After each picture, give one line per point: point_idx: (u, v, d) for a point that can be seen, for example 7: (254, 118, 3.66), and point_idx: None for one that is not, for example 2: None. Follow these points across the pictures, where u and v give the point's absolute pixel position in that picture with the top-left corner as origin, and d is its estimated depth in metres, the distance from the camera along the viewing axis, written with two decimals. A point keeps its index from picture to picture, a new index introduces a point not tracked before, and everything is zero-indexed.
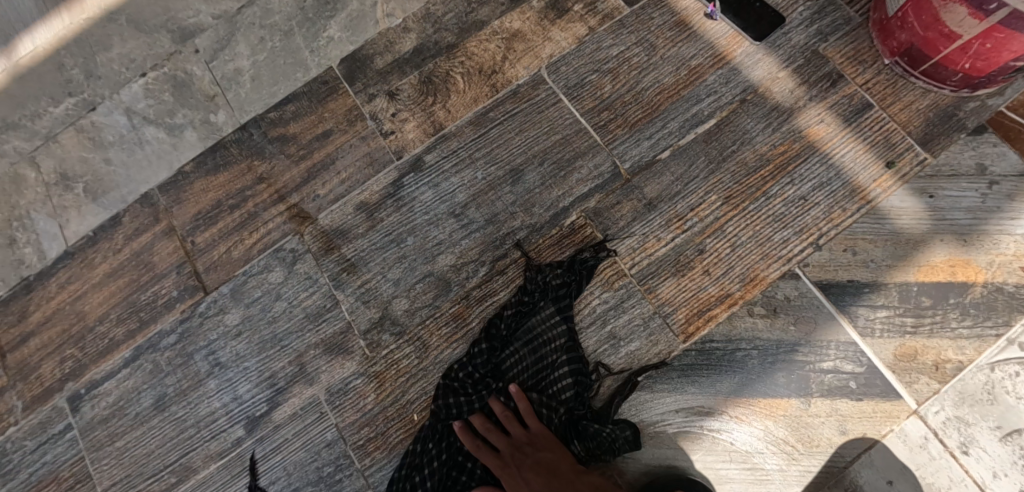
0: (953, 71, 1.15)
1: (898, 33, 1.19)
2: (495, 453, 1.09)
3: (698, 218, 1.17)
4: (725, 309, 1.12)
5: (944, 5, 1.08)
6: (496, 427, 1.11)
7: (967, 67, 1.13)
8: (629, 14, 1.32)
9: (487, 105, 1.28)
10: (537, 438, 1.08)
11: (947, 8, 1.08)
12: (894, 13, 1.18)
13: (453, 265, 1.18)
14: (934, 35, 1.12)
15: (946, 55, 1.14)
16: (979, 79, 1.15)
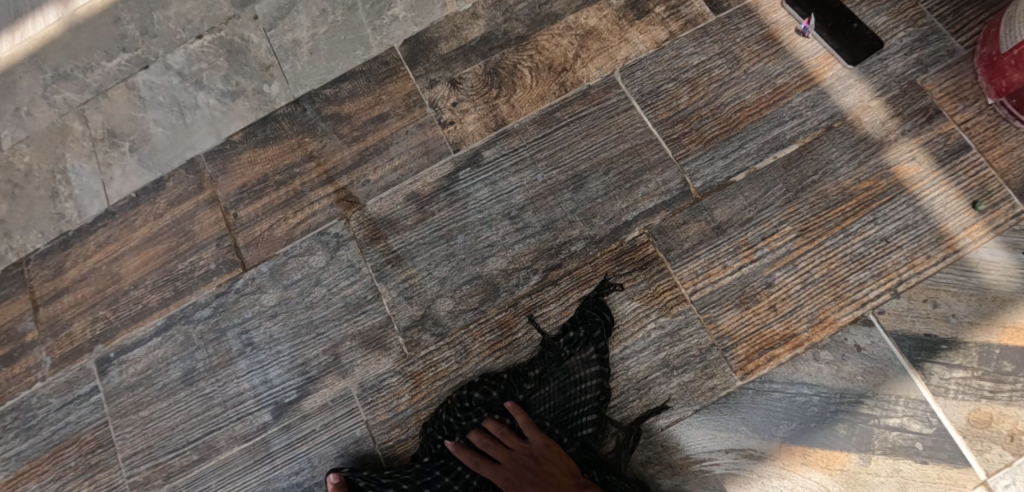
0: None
1: (1010, 73, 1.09)
2: (495, 473, 1.06)
3: (769, 248, 1.10)
4: (789, 350, 1.05)
5: None
6: (501, 439, 1.08)
7: None
8: (714, 22, 1.25)
9: (554, 104, 1.21)
10: (541, 450, 1.05)
11: None
12: (1009, 50, 1.08)
13: (504, 269, 1.12)
14: None
15: None
16: None
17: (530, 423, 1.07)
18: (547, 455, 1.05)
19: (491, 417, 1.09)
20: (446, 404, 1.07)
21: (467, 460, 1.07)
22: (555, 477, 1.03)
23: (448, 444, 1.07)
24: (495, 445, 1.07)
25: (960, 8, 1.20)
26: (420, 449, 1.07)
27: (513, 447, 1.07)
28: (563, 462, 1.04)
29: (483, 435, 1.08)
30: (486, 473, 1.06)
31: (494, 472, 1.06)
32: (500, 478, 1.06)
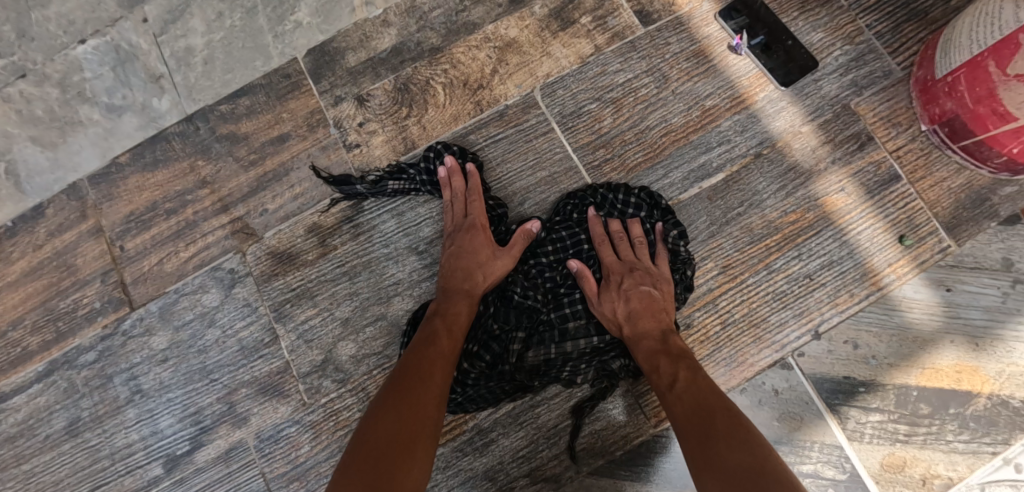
0: (998, 152, 1.02)
1: (943, 100, 1.04)
2: (612, 260, 1.03)
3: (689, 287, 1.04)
4: None
5: (1004, 82, 0.93)
6: (630, 238, 1.05)
7: (1014, 152, 0.99)
8: (642, 35, 1.16)
9: (468, 125, 1.12)
10: (662, 280, 1.01)
11: (1008, 85, 0.93)
12: (943, 77, 1.03)
13: (410, 310, 1.06)
14: (985, 111, 0.98)
15: (994, 135, 0.99)
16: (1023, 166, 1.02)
17: (667, 255, 1.03)
18: (665, 282, 1.01)
19: (642, 221, 1.06)
20: (624, 186, 1.06)
21: (597, 232, 1.05)
22: (658, 303, 0.98)
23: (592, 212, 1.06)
24: (621, 240, 1.05)
25: (899, 26, 1.14)
26: (557, 207, 1.07)
27: (632, 252, 1.04)
28: (669, 300, 0.99)
29: (612, 225, 1.06)
30: (606, 254, 1.04)
31: (608, 258, 1.03)
32: (614, 266, 1.02)
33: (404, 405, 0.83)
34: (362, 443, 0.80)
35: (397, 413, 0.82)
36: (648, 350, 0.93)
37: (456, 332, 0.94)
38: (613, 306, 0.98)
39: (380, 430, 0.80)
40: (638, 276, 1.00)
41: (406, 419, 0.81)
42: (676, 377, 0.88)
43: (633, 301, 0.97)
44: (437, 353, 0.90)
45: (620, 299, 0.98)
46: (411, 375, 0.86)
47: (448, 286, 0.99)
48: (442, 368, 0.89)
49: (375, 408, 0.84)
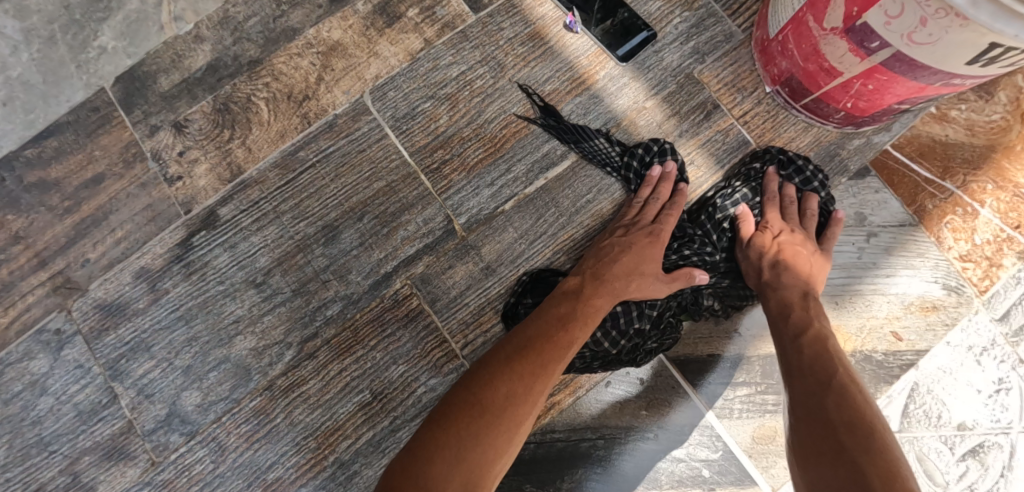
0: (836, 105, 0.99)
1: (778, 60, 1.01)
2: (778, 217, 1.01)
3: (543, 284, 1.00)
4: (571, 393, 0.99)
5: (823, 36, 0.89)
6: (812, 216, 1.02)
7: (848, 106, 0.97)
8: (474, 23, 1.09)
9: (296, 141, 1.05)
10: (804, 241, 0.98)
11: (826, 40, 0.89)
12: (775, 36, 1.00)
13: (254, 348, 0.99)
14: (814, 68, 0.95)
15: (826, 91, 0.97)
16: (862, 118, 1.01)
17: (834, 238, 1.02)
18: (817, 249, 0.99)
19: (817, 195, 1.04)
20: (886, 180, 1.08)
21: (772, 189, 1.03)
22: (812, 269, 0.97)
23: (770, 168, 1.03)
24: (795, 206, 1.03)
25: None
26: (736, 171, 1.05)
27: (801, 223, 1.02)
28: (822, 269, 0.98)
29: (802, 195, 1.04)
30: (773, 213, 1.01)
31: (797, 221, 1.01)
32: (784, 224, 1.00)
33: (517, 386, 0.82)
34: (457, 421, 0.80)
35: (503, 394, 0.82)
36: (809, 308, 0.92)
37: (591, 325, 0.89)
38: (766, 268, 0.96)
39: (483, 406, 0.81)
40: (789, 241, 0.97)
41: (508, 404, 0.81)
42: (813, 348, 0.87)
43: (782, 266, 0.95)
44: (564, 337, 0.87)
45: (772, 263, 0.96)
46: (531, 358, 0.85)
47: (597, 267, 0.94)
48: (557, 362, 0.85)
49: (482, 377, 0.83)
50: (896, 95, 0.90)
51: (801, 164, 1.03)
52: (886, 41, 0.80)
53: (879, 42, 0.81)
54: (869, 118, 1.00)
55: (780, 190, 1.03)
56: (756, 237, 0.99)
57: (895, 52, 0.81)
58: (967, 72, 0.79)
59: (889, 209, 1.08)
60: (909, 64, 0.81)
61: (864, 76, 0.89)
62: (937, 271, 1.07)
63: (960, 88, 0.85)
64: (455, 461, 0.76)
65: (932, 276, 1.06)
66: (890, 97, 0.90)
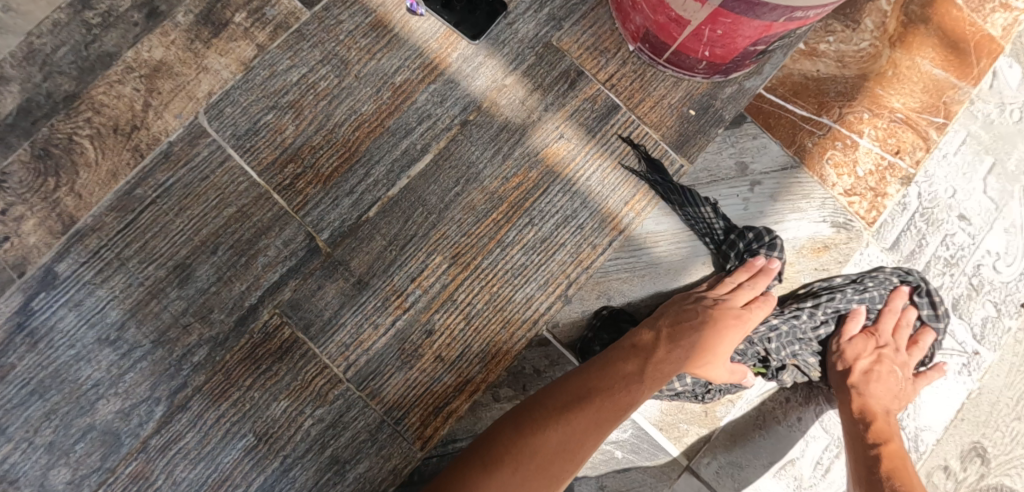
0: (695, 56, 0.94)
1: (632, 16, 0.96)
2: (884, 330, 1.04)
3: (421, 290, 0.94)
4: (466, 399, 0.93)
5: None
6: (921, 349, 1.04)
7: (707, 55, 0.93)
8: (309, 19, 1.00)
9: (131, 179, 0.95)
10: (901, 358, 1.02)
11: None
12: None
13: (121, 410, 0.91)
14: (664, 20, 0.90)
15: (682, 43, 0.92)
16: (725, 65, 0.96)
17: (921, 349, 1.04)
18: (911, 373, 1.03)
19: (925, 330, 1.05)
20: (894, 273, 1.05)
21: (895, 305, 1.04)
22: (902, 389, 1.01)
23: (900, 286, 1.04)
24: (903, 326, 1.05)
25: None
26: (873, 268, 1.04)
27: (907, 346, 1.04)
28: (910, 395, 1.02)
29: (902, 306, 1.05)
30: (885, 324, 1.04)
31: (885, 336, 1.04)
32: (885, 337, 1.04)
33: (567, 448, 0.83)
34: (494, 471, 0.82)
35: (549, 454, 0.83)
36: (875, 422, 0.96)
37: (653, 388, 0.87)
38: (850, 375, 0.99)
39: (525, 460, 0.82)
40: (888, 357, 1.01)
41: (557, 453, 0.83)
42: (885, 470, 0.92)
43: (891, 383, 1.00)
44: (623, 399, 0.86)
45: (857, 375, 0.98)
46: (586, 414, 0.85)
47: (672, 324, 0.91)
48: (613, 415, 0.85)
49: (534, 423, 0.84)
50: (747, 37, 0.85)
51: (925, 292, 1.03)
52: None
53: None
54: (732, 65, 0.96)
55: (903, 309, 1.05)
56: (862, 344, 1.01)
57: None
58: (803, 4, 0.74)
59: (770, 154, 1.05)
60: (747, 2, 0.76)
61: (710, 20, 0.83)
62: (825, 210, 1.05)
63: (804, 22, 0.81)
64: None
65: (820, 215, 1.05)
66: (741, 40, 0.86)
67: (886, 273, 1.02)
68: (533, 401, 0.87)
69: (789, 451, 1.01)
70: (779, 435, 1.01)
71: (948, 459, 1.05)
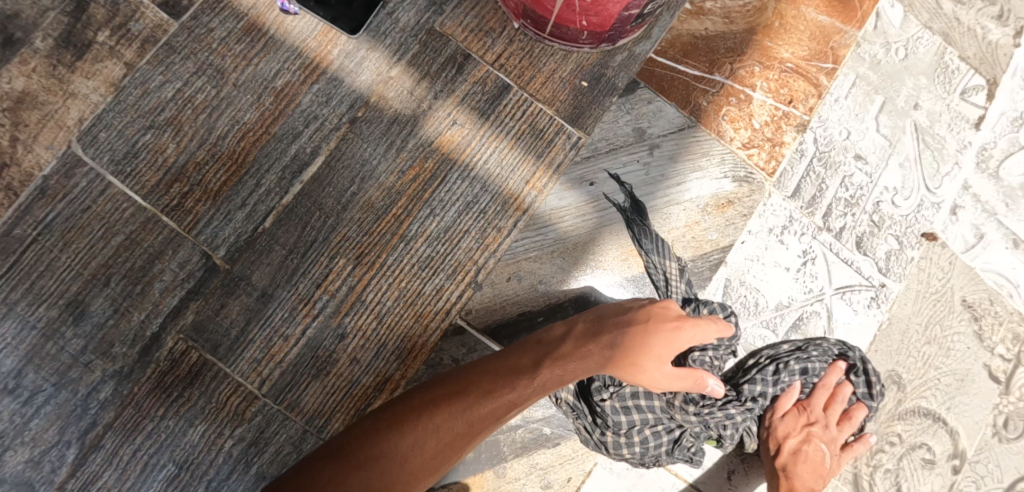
0: (574, 22, 0.92)
1: None
2: (817, 405, 1.06)
3: (328, 295, 0.93)
4: (388, 397, 0.93)
5: None
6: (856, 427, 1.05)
7: (585, 24, 0.92)
8: (178, 30, 0.95)
9: (5, 218, 0.89)
10: (829, 434, 1.04)
11: None
12: None
13: (30, 459, 0.87)
14: None
15: (558, 15, 0.91)
16: (608, 33, 0.96)
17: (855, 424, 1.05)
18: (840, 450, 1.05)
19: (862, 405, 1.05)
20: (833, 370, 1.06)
21: (829, 381, 1.06)
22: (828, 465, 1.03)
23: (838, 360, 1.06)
24: (835, 398, 1.06)
25: None
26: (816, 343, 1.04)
27: (842, 422, 1.06)
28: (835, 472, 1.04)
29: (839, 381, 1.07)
30: (817, 399, 1.06)
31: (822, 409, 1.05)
32: (818, 413, 1.05)
33: (438, 449, 0.76)
34: (345, 472, 0.71)
35: (416, 460, 0.75)
36: None
37: (542, 393, 0.82)
38: (780, 454, 1.01)
39: (384, 453, 0.74)
40: (817, 435, 1.03)
41: (417, 444, 0.75)
42: None
43: (817, 460, 1.02)
44: (508, 398, 0.80)
45: (787, 453, 1.01)
46: (461, 408, 0.78)
47: (590, 321, 0.87)
48: (495, 417, 0.79)
49: (406, 411, 0.78)
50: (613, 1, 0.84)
51: (862, 370, 1.04)
52: None
53: None
54: (613, 31, 0.95)
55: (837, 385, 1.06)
56: (796, 422, 1.04)
57: None
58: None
59: (665, 117, 1.06)
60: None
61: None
62: (725, 165, 1.07)
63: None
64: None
65: (721, 172, 1.06)
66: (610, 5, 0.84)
67: (829, 345, 1.03)
68: (405, 397, 0.81)
69: None
70: None
71: None
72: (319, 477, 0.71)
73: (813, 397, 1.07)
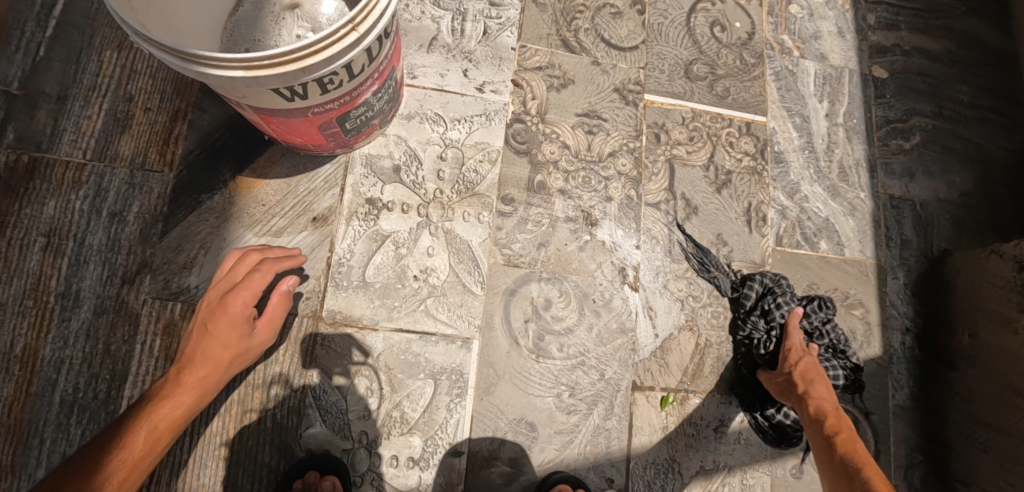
0: (298, 137, 1.09)
1: (280, 133, 1.07)
2: (795, 345, 1.22)
3: (108, 78, 1.22)
4: (184, 122, 1.22)
5: (320, 111, 1.01)
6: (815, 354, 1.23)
7: (303, 139, 1.10)
8: None
9: None
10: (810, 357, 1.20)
11: (324, 110, 1.01)
12: (270, 125, 1.04)
13: None
14: (303, 127, 1.05)
15: (308, 136, 1.09)
16: (330, 144, 1.15)
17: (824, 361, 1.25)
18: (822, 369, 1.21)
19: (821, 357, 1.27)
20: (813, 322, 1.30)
21: (794, 330, 1.24)
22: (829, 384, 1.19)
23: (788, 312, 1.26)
24: (794, 332, 1.23)
25: None
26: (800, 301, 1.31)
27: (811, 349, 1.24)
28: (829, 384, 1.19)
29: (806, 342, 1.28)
30: (794, 342, 1.22)
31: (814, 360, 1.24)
32: (793, 347, 1.22)
33: (216, 332, 0.99)
34: (227, 314, 1.00)
35: (223, 325, 0.99)
36: (829, 419, 1.12)
37: (197, 364, 0.98)
38: (797, 385, 1.16)
39: (228, 323, 1.00)
40: (812, 363, 1.19)
41: (220, 336, 0.99)
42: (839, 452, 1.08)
43: (818, 379, 1.17)
44: (207, 356, 0.98)
45: (801, 385, 1.16)
46: (218, 337, 0.99)
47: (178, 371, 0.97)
48: (206, 350, 0.98)
49: (205, 330, 0.99)
50: (335, 113, 1.04)
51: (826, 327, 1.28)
52: (369, 82, 1.01)
53: (364, 89, 1.02)
54: (332, 142, 1.14)
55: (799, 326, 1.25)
56: (791, 368, 1.19)
57: (370, 86, 1.03)
58: (375, 66, 0.98)
59: None
60: (324, 101, 0.97)
61: (307, 116, 1.01)
62: None
63: (383, 78, 1.06)
64: (232, 320, 1.00)
65: None
66: (330, 120, 1.04)
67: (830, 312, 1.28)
68: (206, 330, 0.99)
69: (428, 34, 1.32)
70: (415, 28, 1.32)
71: None
72: (227, 307, 1.00)
73: (787, 342, 1.23)
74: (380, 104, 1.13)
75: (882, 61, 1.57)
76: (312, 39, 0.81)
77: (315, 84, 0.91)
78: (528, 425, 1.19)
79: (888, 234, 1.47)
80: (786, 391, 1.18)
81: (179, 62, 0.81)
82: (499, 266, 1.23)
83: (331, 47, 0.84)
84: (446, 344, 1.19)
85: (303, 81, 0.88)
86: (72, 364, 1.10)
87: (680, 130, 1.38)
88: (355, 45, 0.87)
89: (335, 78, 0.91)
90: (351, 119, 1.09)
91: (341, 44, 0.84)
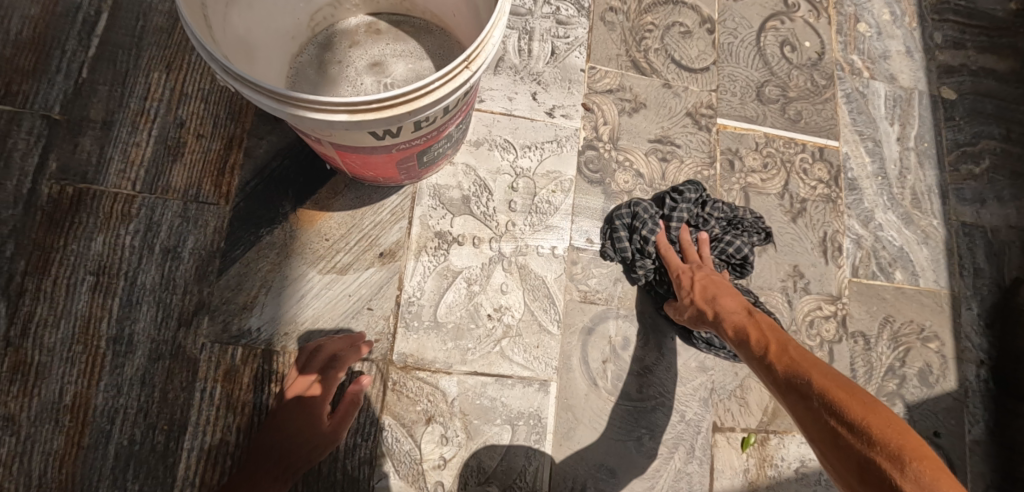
0: (371, 171, 1.01)
1: (354, 167, 0.99)
2: (676, 263, 1.13)
3: (156, 102, 1.13)
4: (239, 150, 1.14)
5: (404, 148, 0.93)
6: (705, 255, 1.16)
7: (376, 173, 1.02)
8: None
9: None
10: (695, 271, 1.12)
11: (409, 147, 0.94)
12: (346, 160, 0.96)
13: None
14: (381, 163, 0.98)
15: (382, 171, 1.01)
16: (401, 178, 1.07)
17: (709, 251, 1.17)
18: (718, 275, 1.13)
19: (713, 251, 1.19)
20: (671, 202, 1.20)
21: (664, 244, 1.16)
22: (721, 283, 1.10)
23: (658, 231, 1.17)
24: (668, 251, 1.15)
25: None
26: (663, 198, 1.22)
27: (703, 259, 1.16)
28: (726, 286, 1.10)
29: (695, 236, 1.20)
30: (675, 263, 1.14)
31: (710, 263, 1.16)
32: (676, 266, 1.13)
33: (288, 427, 1.00)
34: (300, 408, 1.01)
35: (297, 420, 1.00)
36: (751, 334, 1.02)
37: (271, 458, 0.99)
38: (703, 310, 1.06)
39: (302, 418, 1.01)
40: (706, 278, 1.10)
41: (293, 430, 1.00)
42: (783, 368, 0.95)
43: (726, 296, 1.08)
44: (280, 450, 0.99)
45: (707, 309, 1.06)
46: (291, 431, 1.00)
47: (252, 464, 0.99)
48: (279, 444, 0.99)
49: (280, 423, 1.01)
50: (417, 148, 0.96)
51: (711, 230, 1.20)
52: (458, 117, 0.94)
53: (452, 124, 0.95)
54: (405, 175, 1.06)
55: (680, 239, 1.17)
56: (690, 294, 1.08)
57: (457, 120, 0.96)
58: (468, 100, 0.91)
59: None
60: (413, 138, 0.90)
61: (390, 152, 0.93)
62: None
63: (469, 110, 0.98)
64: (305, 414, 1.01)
65: None
66: (412, 156, 0.97)
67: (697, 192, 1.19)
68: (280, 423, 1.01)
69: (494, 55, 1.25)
70: None
71: (610, 2, 1.34)
72: (301, 402, 1.02)
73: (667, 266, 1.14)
74: (460, 135, 1.05)
75: (951, 81, 1.51)
76: (426, 81, 0.74)
77: (413, 124, 0.83)
78: (608, 472, 1.12)
79: (961, 262, 1.41)
80: (704, 323, 1.07)
81: (276, 104, 0.74)
82: (574, 303, 1.17)
83: (442, 88, 0.77)
84: (523, 387, 1.12)
85: (405, 122, 0.80)
86: (127, 416, 1.02)
87: (753, 157, 1.33)
88: (464, 85, 0.79)
89: (433, 116, 0.84)
90: (430, 152, 1.01)
91: (452, 84, 0.77)
